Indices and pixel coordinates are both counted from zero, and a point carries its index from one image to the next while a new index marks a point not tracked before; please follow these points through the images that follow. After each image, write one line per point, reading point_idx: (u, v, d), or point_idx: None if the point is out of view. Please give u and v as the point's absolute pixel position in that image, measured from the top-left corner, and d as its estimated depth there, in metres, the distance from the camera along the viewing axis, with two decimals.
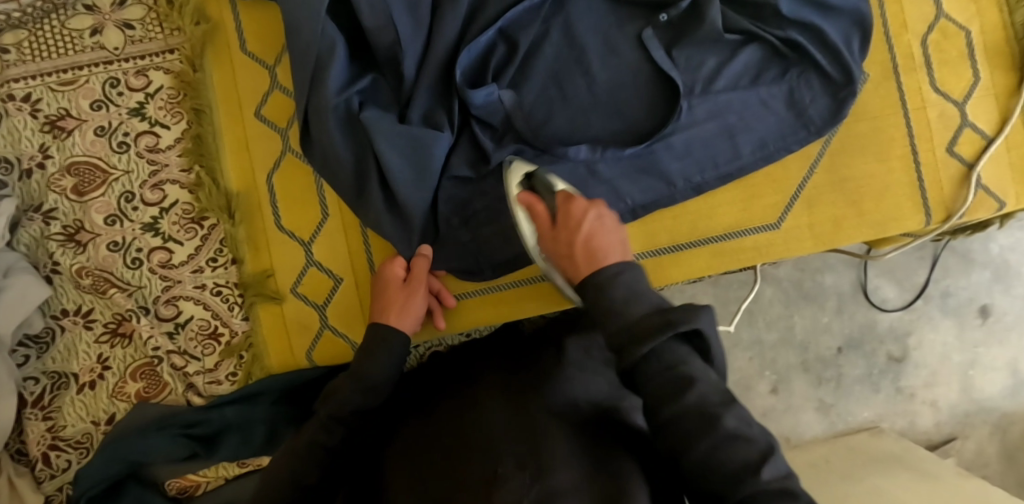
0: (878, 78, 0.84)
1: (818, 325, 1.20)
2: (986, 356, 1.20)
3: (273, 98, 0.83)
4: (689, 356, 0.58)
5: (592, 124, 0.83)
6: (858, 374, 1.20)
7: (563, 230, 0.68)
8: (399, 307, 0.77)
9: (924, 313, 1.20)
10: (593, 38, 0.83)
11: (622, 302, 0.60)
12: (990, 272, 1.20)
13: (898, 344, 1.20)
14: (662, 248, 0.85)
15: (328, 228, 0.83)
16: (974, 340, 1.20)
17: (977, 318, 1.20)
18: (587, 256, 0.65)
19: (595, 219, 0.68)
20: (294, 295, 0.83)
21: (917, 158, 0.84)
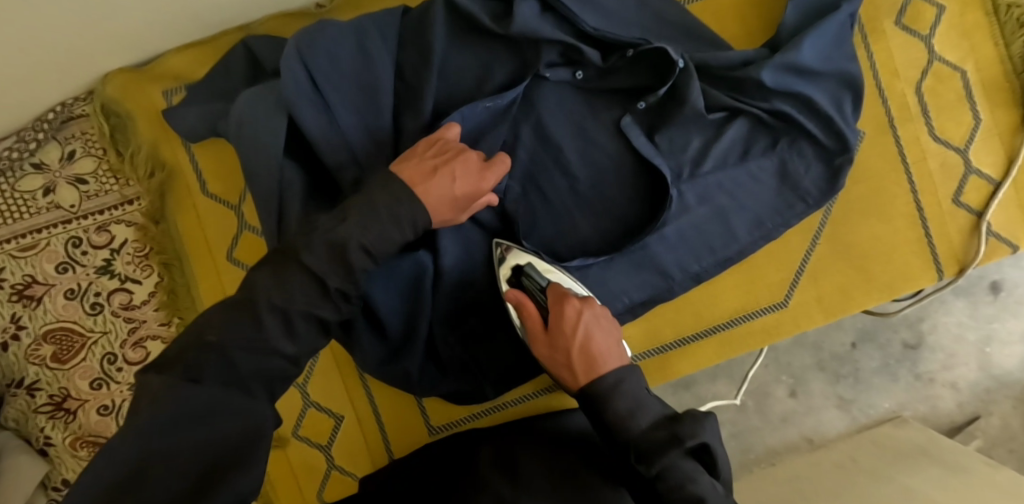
0: (872, 134, 0.80)
1: (830, 322, 1.11)
2: (1002, 330, 1.10)
3: (244, 239, 0.80)
4: (697, 472, 0.59)
5: (580, 223, 0.80)
6: (874, 367, 1.11)
7: (561, 336, 0.68)
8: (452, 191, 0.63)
9: (936, 298, 1.11)
10: (569, 132, 0.79)
11: (626, 417, 0.62)
12: None
13: (912, 330, 1.11)
14: (668, 343, 0.82)
15: (321, 368, 0.80)
16: (987, 315, 1.10)
17: (989, 295, 1.09)
18: (586, 366, 0.66)
19: (591, 320, 0.68)
20: (297, 440, 0.81)
21: (924, 214, 0.81)
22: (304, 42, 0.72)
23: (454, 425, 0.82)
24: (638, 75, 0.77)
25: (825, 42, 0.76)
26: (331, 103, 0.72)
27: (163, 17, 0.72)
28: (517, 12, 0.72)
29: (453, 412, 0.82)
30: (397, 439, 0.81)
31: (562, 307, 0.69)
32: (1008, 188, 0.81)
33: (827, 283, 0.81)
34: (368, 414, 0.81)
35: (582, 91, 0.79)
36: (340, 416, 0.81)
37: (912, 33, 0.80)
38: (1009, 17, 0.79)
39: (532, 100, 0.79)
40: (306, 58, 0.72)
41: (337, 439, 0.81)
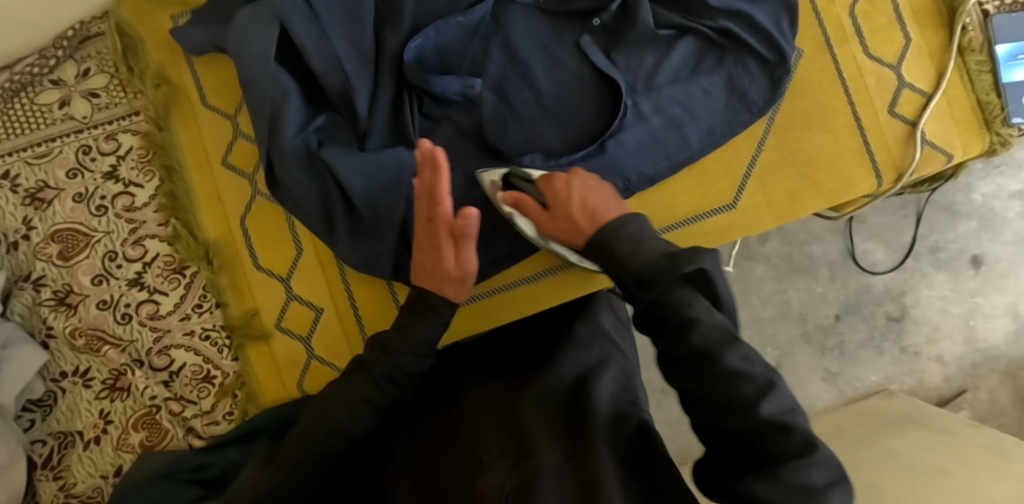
0: (811, 52, 0.88)
1: (814, 295, 1.18)
2: (986, 304, 1.18)
3: (238, 145, 0.88)
4: (693, 298, 0.54)
5: (543, 132, 0.87)
6: (860, 339, 1.18)
7: (557, 204, 0.69)
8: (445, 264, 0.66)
9: (916, 271, 1.18)
10: (535, 52, 0.87)
11: (625, 254, 0.59)
12: (977, 222, 1.17)
13: (895, 303, 1.18)
14: None
15: (303, 263, 0.87)
16: (972, 290, 1.18)
17: (971, 269, 1.17)
18: (586, 220, 0.65)
19: (580, 186, 0.69)
20: (280, 331, 0.86)
21: (861, 124, 0.88)
22: None
23: None
24: None
25: None
26: (316, 14, 0.80)
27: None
28: None
29: None
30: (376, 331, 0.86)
31: (549, 184, 0.71)
32: (940, 99, 0.88)
33: (780, 188, 0.88)
34: (345, 308, 0.86)
35: (547, 13, 0.88)
36: (320, 308, 0.86)
37: None
38: None
39: (500, 21, 0.87)
40: None
41: (316, 330, 0.86)
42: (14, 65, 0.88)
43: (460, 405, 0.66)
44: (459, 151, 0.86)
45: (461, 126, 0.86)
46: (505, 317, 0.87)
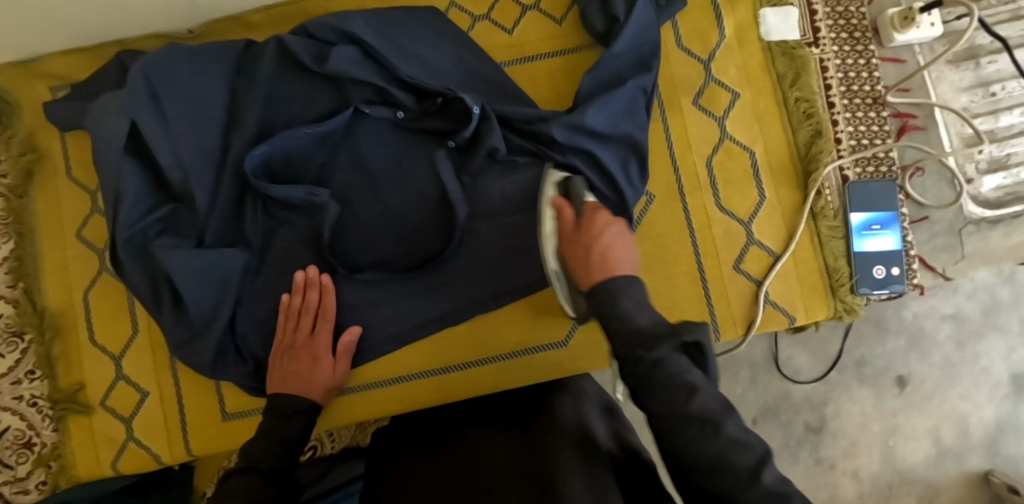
0: (663, 197, 0.89)
1: (731, 397, 1.09)
2: (907, 425, 1.08)
3: (94, 221, 0.90)
4: (690, 365, 0.58)
5: (381, 247, 0.87)
6: (775, 446, 1.08)
7: (586, 232, 0.71)
8: (305, 376, 0.81)
9: (840, 384, 1.09)
10: (385, 164, 0.87)
11: (629, 312, 0.63)
12: (904, 340, 1.09)
13: (815, 413, 1.08)
14: (452, 366, 0.90)
15: (136, 345, 0.89)
16: (894, 409, 1.08)
17: (894, 388, 1.08)
18: (602, 262, 0.67)
19: (614, 232, 0.71)
20: (103, 408, 0.88)
21: (704, 276, 0.88)
22: (152, 62, 0.81)
23: (245, 415, 0.88)
24: (448, 120, 0.86)
25: (615, 109, 0.85)
26: (166, 111, 0.81)
27: (38, 27, 0.83)
28: (331, 57, 0.81)
29: (247, 403, 0.88)
30: (192, 420, 0.88)
31: (592, 212, 0.73)
32: (788, 260, 0.88)
33: None
34: (168, 394, 0.88)
35: (401, 128, 0.87)
36: (145, 391, 0.88)
37: (707, 112, 0.90)
38: (795, 109, 0.89)
39: (351, 133, 0.87)
40: (150, 70, 0.81)
41: (139, 412, 0.88)
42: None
43: (469, 440, 0.71)
44: (299, 252, 0.87)
45: (300, 231, 0.87)
46: (402, 406, 0.90)
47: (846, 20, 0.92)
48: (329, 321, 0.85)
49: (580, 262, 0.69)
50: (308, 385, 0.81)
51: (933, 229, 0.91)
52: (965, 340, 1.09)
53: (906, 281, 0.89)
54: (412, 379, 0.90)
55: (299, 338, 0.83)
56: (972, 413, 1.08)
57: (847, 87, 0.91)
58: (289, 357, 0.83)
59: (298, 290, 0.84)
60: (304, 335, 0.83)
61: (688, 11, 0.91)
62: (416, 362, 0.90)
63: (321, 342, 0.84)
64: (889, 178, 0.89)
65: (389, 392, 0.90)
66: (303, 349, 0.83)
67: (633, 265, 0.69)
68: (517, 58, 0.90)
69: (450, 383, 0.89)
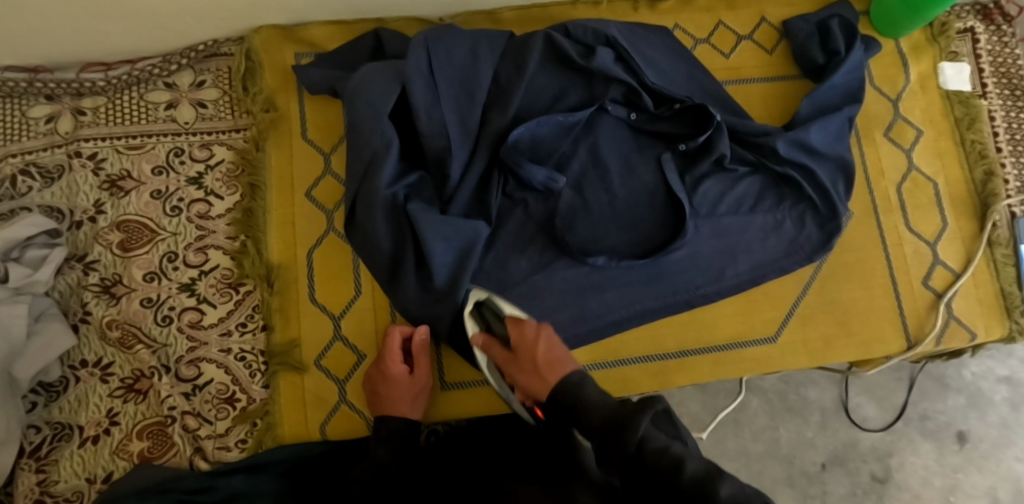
0: (860, 215, 0.97)
1: (802, 439, 1.14)
2: (966, 482, 1.14)
3: (325, 182, 0.92)
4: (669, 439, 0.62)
5: (609, 234, 0.93)
6: (842, 494, 1.13)
7: (523, 338, 0.78)
8: (407, 395, 0.84)
9: (904, 435, 1.16)
10: (617, 161, 0.94)
11: (596, 398, 0.68)
12: (965, 398, 1.17)
13: (881, 463, 1.14)
14: (670, 354, 0.94)
15: (358, 306, 0.89)
16: (954, 465, 1.15)
17: (955, 444, 1.15)
18: (549, 365, 0.75)
19: (545, 339, 0.78)
20: (317, 368, 0.87)
21: (896, 286, 0.96)
22: (432, 38, 0.87)
23: (464, 385, 0.89)
24: (682, 124, 0.94)
25: (829, 129, 0.95)
26: (437, 84, 0.87)
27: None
28: (597, 55, 0.89)
29: (466, 374, 0.90)
30: None
31: (520, 332, 0.79)
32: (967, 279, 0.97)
33: (815, 331, 0.94)
34: None
35: (633, 130, 0.95)
36: (363, 354, 0.88)
37: (896, 144, 1.00)
38: (970, 149, 1.01)
39: (592, 128, 0.94)
40: (429, 45, 0.87)
41: (355, 374, 0.87)
42: (119, 66, 0.95)
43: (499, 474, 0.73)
44: (528, 234, 0.92)
45: (533, 214, 0.92)
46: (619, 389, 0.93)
47: (1009, 79, 1.05)
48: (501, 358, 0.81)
49: (523, 370, 0.77)
50: (399, 406, 0.83)
51: None
52: (1020, 403, 1.17)
53: None
54: (632, 363, 0.93)
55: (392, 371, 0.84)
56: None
57: (1011, 136, 1.02)
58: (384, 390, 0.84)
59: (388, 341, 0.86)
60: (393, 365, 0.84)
61: (880, 58, 1.03)
62: (633, 346, 0.94)
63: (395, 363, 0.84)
64: None
65: (605, 375, 0.93)
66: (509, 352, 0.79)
67: (572, 361, 0.76)
68: (733, 80, 1.00)
69: (667, 368, 0.93)
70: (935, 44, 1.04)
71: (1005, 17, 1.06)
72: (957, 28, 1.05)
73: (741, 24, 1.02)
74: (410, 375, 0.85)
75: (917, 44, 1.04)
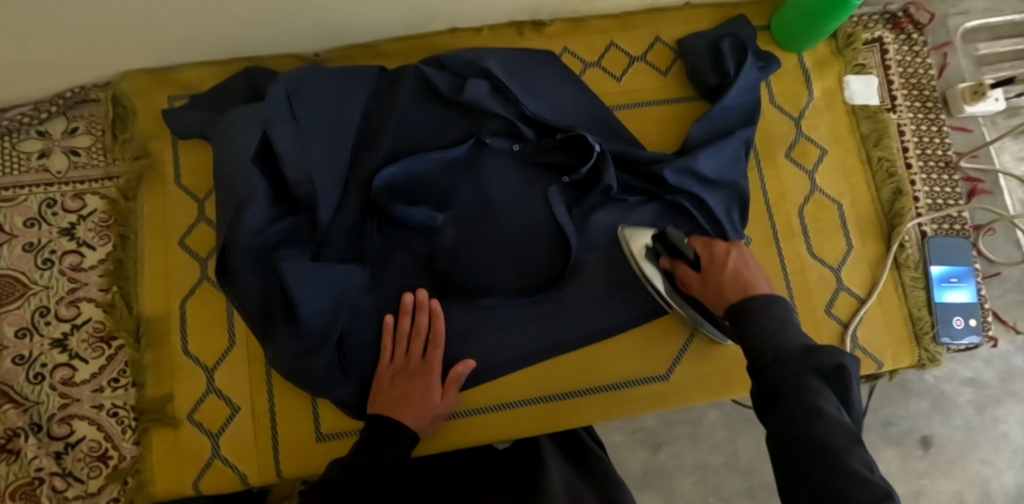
0: (760, 242, 0.93)
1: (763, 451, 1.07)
2: (931, 488, 1.11)
3: (199, 230, 0.89)
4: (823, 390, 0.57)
5: (495, 271, 0.88)
6: None
7: (709, 269, 0.75)
8: (405, 392, 0.82)
9: (867, 443, 1.11)
10: (502, 196, 0.90)
11: (776, 333, 0.63)
12: (928, 402, 1.13)
13: None
14: (575, 391, 0.89)
15: (232, 358, 0.86)
16: (919, 471, 1.11)
17: (919, 449, 1.11)
18: (734, 282, 0.72)
19: (414, 334, 0.84)
20: (189, 422, 0.85)
21: (798, 316, 0.91)
22: (293, 79, 0.84)
23: (342, 435, 0.85)
24: (567, 155, 0.90)
25: (723, 156, 0.90)
26: (301, 126, 0.83)
27: (176, 36, 0.85)
28: (468, 88, 0.85)
29: (342, 424, 0.86)
30: (284, 438, 0.85)
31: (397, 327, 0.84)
32: (873, 305, 0.93)
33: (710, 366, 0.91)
34: (262, 411, 0.85)
35: (518, 161, 0.91)
36: (237, 406, 0.85)
37: (799, 164, 0.96)
38: (878, 167, 0.96)
39: (473, 163, 0.90)
40: (291, 87, 0.84)
41: (228, 428, 0.85)
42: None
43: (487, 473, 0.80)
44: (411, 277, 0.88)
45: (415, 253, 0.88)
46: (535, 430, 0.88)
47: (920, 91, 1.00)
48: (439, 347, 0.84)
49: (410, 403, 0.81)
50: (404, 398, 0.82)
51: (1004, 286, 0.97)
52: (984, 404, 1.13)
53: (981, 332, 0.94)
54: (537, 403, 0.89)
55: (412, 361, 0.83)
56: (993, 478, 1.11)
57: (922, 151, 0.98)
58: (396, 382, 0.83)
59: (408, 312, 0.84)
60: (399, 348, 0.84)
61: (782, 74, 0.98)
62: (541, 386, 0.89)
63: (410, 349, 0.84)
64: (963, 235, 0.96)
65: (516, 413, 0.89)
66: (417, 374, 0.83)
67: (766, 283, 0.72)
68: (627, 104, 0.95)
69: (574, 404, 0.89)
70: (841, 57, 0.99)
71: (915, 26, 1.01)
72: (865, 38, 1.00)
73: (633, 44, 0.97)
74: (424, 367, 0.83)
75: (821, 58, 0.99)
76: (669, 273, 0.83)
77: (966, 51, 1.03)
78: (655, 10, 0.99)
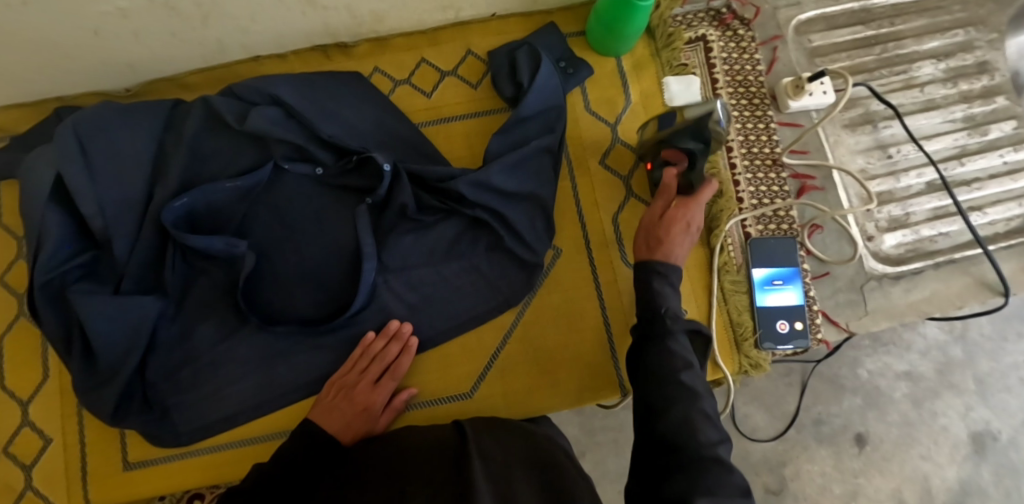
0: (571, 252, 0.92)
1: None
2: (868, 486, 1.04)
3: (18, 267, 0.93)
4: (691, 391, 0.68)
5: (295, 296, 0.88)
6: None
7: (664, 218, 0.80)
8: (339, 416, 0.81)
9: (797, 443, 1.05)
10: (303, 219, 0.90)
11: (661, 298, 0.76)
12: (861, 399, 1.05)
13: (773, 474, 1.04)
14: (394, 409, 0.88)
15: (46, 390, 0.89)
16: (854, 470, 1.04)
17: (853, 448, 1.04)
18: (662, 245, 0.79)
19: (358, 358, 0.85)
20: (5, 455, 0.88)
21: (610, 328, 0.90)
22: (84, 119, 0.85)
23: (148, 463, 0.87)
24: (366, 178, 0.89)
25: (523, 168, 0.88)
26: (92, 163, 0.84)
27: None
28: (251, 118, 0.86)
29: (150, 452, 0.88)
30: (94, 467, 0.87)
31: (371, 350, 0.85)
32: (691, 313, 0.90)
33: (520, 380, 0.89)
34: (73, 442, 0.88)
35: (322, 185, 0.91)
36: (49, 437, 0.88)
37: (613, 171, 0.94)
38: None
39: (274, 189, 0.90)
40: (81, 125, 0.85)
41: (42, 458, 0.88)
42: None
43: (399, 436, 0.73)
44: (212, 303, 0.88)
45: (219, 282, 0.88)
46: None
47: (745, 88, 0.97)
48: (396, 379, 0.85)
49: (340, 416, 0.81)
50: (342, 423, 0.81)
51: (834, 286, 0.93)
52: (921, 399, 1.06)
53: (809, 337, 0.90)
54: None
55: (362, 382, 0.84)
56: (934, 474, 1.04)
57: (747, 150, 0.95)
58: (328, 401, 0.83)
59: (386, 336, 0.86)
60: (359, 370, 0.85)
61: (596, 79, 0.96)
62: None
63: (372, 369, 0.84)
64: (789, 235, 0.92)
65: None
66: (360, 393, 0.83)
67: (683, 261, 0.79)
68: (433, 120, 0.95)
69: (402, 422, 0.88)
70: (658, 59, 0.97)
71: (740, 21, 0.98)
72: (686, 38, 0.97)
73: (443, 59, 0.97)
74: (374, 392, 0.83)
75: (639, 61, 0.97)
76: (660, 160, 0.86)
77: (799, 43, 1.00)
78: (462, 24, 0.98)
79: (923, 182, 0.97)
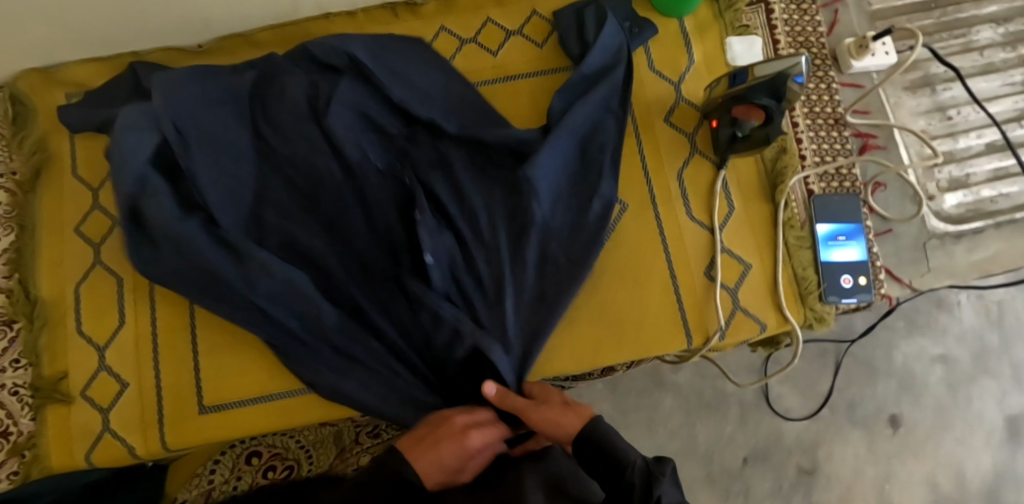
0: (637, 207, 0.92)
1: (721, 436, 1.09)
2: (902, 469, 1.08)
3: (93, 218, 0.94)
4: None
5: None
6: (767, 490, 1.08)
7: (536, 410, 0.77)
8: (434, 448, 0.70)
9: (832, 424, 1.09)
10: None
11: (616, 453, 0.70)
12: (896, 382, 1.10)
13: (807, 455, 1.08)
14: None
15: (122, 336, 0.91)
16: (888, 453, 1.09)
17: (887, 429, 1.09)
18: (557, 423, 0.74)
19: (462, 426, 0.73)
20: (83, 399, 0.89)
21: (676, 281, 0.90)
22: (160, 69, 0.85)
23: (223, 408, 0.89)
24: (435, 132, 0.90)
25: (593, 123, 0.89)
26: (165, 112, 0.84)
27: (48, 30, 0.89)
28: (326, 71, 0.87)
29: (225, 396, 0.89)
30: (169, 412, 0.89)
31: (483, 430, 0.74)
32: (755, 267, 0.91)
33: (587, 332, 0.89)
34: (150, 387, 0.89)
35: None
36: (126, 383, 0.89)
37: (677, 129, 0.95)
38: None
39: None
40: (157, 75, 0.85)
41: (118, 403, 0.89)
42: None
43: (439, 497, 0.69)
44: None
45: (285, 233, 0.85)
46: None
47: (807, 48, 0.98)
48: (483, 433, 0.74)
49: (439, 454, 0.69)
50: (436, 447, 0.70)
51: (898, 243, 0.94)
52: (956, 384, 1.10)
53: (872, 291, 0.91)
54: None
55: (466, 448, 0.71)
56: (968, 459, 1.09)
57: (809, 109, 0.96)
58: (429, 439, 0.70)
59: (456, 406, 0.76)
60: (430, 435, 0.71)
61: (660, 39, 0.97)
62: None
63: (481, 440, 0.73)
64: (852, 193, 0.93)
65: None
66: (451, 452, 0.70)
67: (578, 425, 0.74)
68: (499, 78, 0.97)
69: None
70: (721, 20, 0.98)
71: None
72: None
73: (510, 19, 0.98)
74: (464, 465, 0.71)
75: (701, 23, 0.98)
76: (729, 117, 0.86)
77: (859, 7, 1.01)
78: None
79: (984, 142, 0.98)
